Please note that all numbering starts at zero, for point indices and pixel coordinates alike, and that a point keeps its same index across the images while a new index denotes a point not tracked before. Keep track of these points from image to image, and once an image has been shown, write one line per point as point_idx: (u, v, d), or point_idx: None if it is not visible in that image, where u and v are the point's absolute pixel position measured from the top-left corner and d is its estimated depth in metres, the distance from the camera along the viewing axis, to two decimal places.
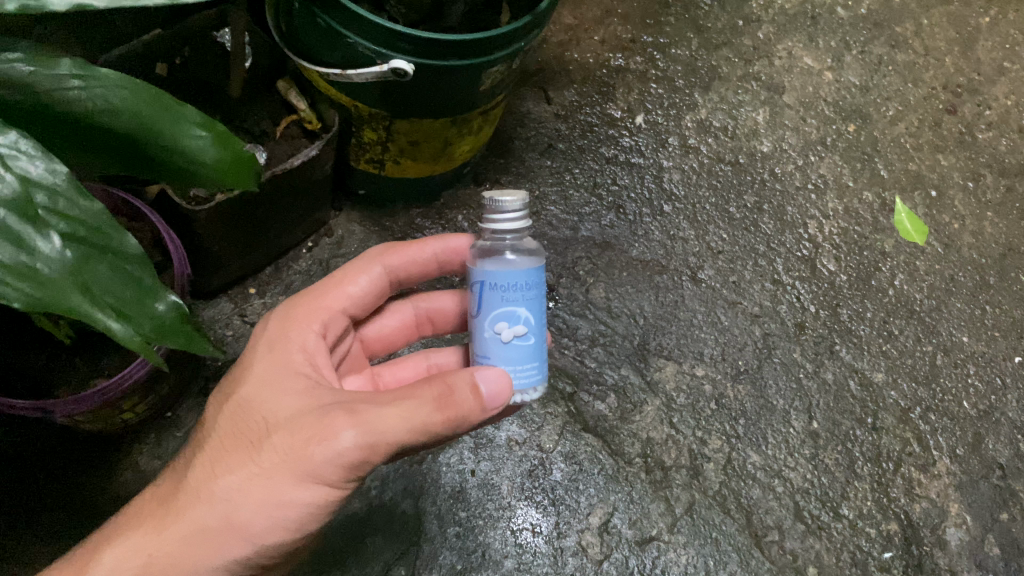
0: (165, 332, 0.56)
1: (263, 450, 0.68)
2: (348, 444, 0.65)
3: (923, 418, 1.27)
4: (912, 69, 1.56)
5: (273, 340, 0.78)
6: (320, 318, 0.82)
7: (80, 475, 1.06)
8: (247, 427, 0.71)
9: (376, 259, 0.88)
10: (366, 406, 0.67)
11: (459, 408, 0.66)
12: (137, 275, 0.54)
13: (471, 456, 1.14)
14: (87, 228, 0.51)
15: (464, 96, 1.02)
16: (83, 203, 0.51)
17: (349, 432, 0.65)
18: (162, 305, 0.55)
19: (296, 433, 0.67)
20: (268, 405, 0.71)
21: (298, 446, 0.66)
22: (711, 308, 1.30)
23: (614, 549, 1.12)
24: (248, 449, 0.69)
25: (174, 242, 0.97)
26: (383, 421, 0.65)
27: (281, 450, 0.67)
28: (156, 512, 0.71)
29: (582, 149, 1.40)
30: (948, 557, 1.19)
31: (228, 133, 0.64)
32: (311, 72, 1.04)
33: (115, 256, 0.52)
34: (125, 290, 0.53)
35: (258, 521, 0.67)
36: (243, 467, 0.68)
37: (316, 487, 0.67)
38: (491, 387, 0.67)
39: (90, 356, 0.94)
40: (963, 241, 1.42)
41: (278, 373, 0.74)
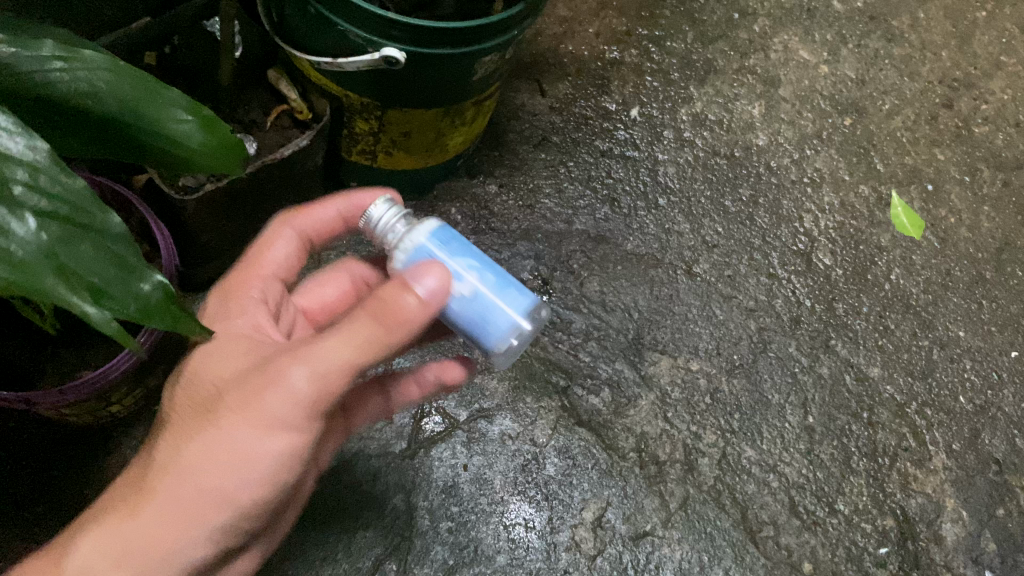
0: (152, 312, 0.52)
1: (210, 402, 0.66)
2: (294, 378, 0.62)
3: (919, 413, 1.26)
4: (908, 63, 1.56)
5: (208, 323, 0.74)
6: (256, 286, 0.79)
7: (66, 471, 1.05)
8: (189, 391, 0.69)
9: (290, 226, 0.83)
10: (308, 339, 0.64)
11: (396, 315, 0.61)
12: (122, 254, 0.52)
13: (464, 451, 1.13)
14: (68, 206, 0.50)
15: (456, 85, 1.01)
16: (66, 180, 0.50)
17: (301, 369, 0.62)
18: (147, 284, 0.52)
19: (249, 385, 0.64)
20: (209, 368, 0.69)
21: (242, 389, 0.64)
22: (706, 302, 1.29)
23: (607, 544, 1.11)
24: (200, 413, 0.66)
25: (162, 232, 0.95)
26: (325, 351, 0.61)
27: (236, 403, 0.64)
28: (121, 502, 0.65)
29: (577, 142, 1.39)
30: (945, 552, 1.18)
31: (213, 116, 0.65)
32: (302, 61, 1.03)
33: (96, 235, 0.51)
34: (107, 268, 0.51)
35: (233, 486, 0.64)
36: (201, 434, 0.65)
37: (269, 429, 0.64)
38: (431, 286, 0.62)
39: (76, 348, 0.93)
40: (959, 235, 1.42)
41: (223, 343, 0.71)
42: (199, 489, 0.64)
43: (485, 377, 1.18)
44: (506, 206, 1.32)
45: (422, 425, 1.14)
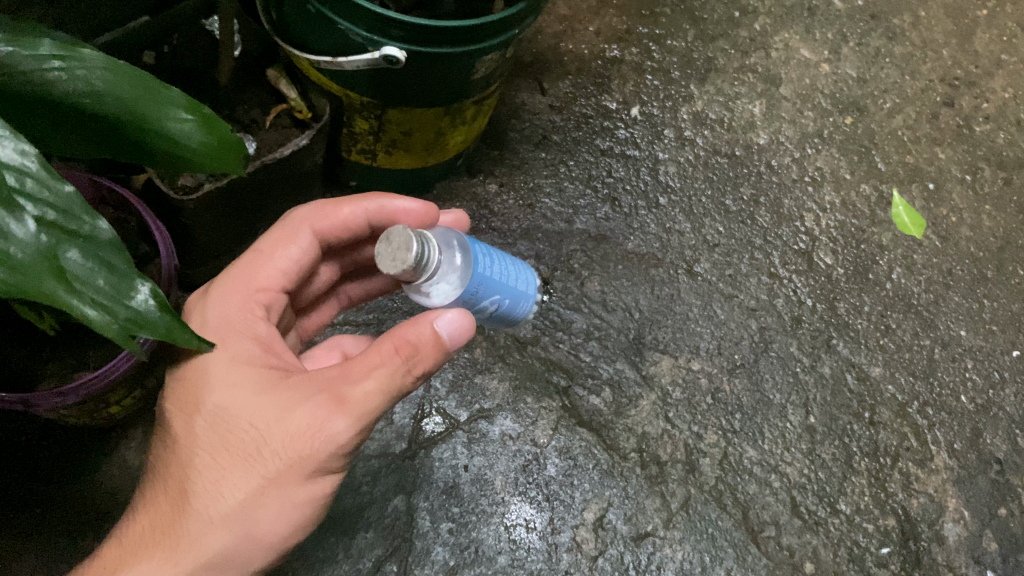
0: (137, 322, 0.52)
1: (249, 443, 0.68)
2: (343, 427, 0.66)
3: (921, 412, 1.26)
4: (910, 61, 1.55)
5: (218, 334, 0.73)
6: (261, 301, 0.77)
7: (64, 472, 1.04)
8: (212, 420, 0.69)
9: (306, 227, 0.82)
10: (343, 379, 0.68)
11: (422, 357, 0.68)
12: (109, 261, 0.51)
13: (464, 451, 1.13)
14: (58, 211, 0.49)
15: (457, 85, 1.00)
16: (55, 185, 0.49)
17: (344, 420, 0.67)
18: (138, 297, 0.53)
19: (288, 432, 0.67)
20: (234, 398, 0.69)
21: (278, 432, 0.67)
22: (707, 301, 1.29)
23: (609, 545, 1.11)
24: (239, 457, 0.68)
25: (162, 233, 0.95)
26: (365, 401, 0.67)
27: (279, 451, 0.67)
28: (165, 543, 0.68)
29: (577, 141, 1.38)
30: (946, 552, 1.18)
31: (213, 116, 0.65)
32: (301, 60, 1.02)
33: (85, 242, 0.51)
34: (96, 276, 0.51)
35: (277, 527, 0.69)
36: (244, 478, 0.67)
37: (313, 470, 0.68)
38: (454, 321, 0.70)
39: (75, 349, 0.92)
40: (961, 234, 1.41)
41: (238, 371, 0.71)
42: (248, 530, 0.68)
43: (485, 377, 1.18)
44: (506, 206, 1.31)
45: (422, 425, 1.13)
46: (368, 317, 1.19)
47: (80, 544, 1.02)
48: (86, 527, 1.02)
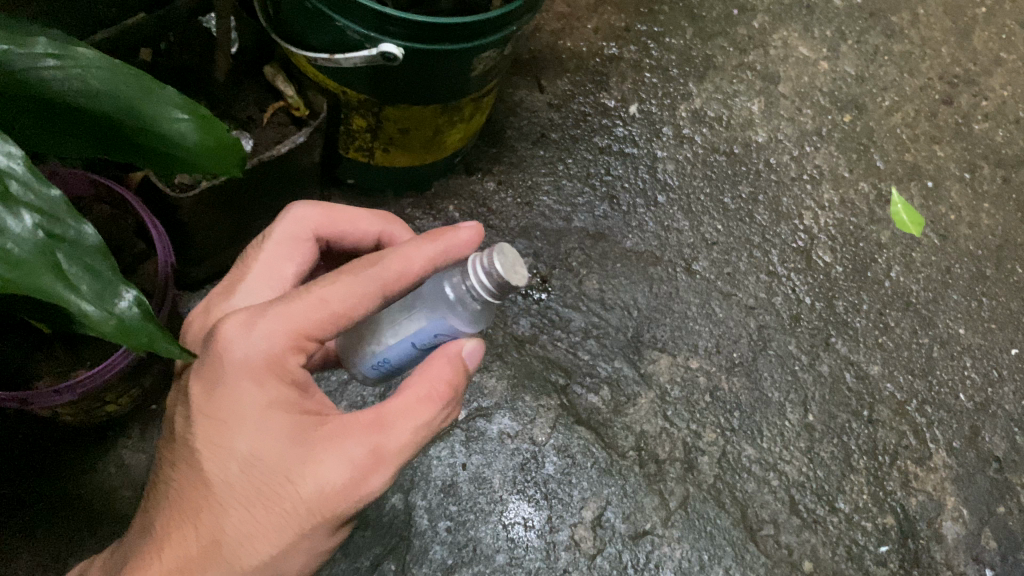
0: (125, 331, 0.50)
1: (287, 498, 0.63)
2: (381, 481, 0.65)
3: (919, 411, 1.26)
4: (908, 59, 1.55)
5: (257, 372, 0.64)
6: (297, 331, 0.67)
7: (60, 471, 1.04)
8: (245, 469, 0.63)
9: (370, 266, 0.67)
10: (383, 430, 0.65)
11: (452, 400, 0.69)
12: (94, 266, 0.50)
13: (462, 450, 1.12)
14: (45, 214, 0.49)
15: (455, 82, 1.00)
16: (42, 188, 0.49)
17: (386, 475, 0.65)
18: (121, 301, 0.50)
19: (334, 491, 0.63)
20: (271, 447, 0.63)
21: (319, 492, 0.63)
22: (706, 299, 1.29)
23: (607, 543, 1.10)
24: (276, 514, 0.63)
25: (158, 231, 0.94)
26: (403, 452, 0.66)
27: (319, 509, 0.63)
28: None
29: (575, 138, 1.38)
30: (945, 551, 1.18)
31: (211, 117, 0.64)
32: (298, 57, 1.02)
33: (69, 246, 0.49)
34: (82, 281, 0.49)
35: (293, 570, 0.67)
36: (277, 534, 0.63)
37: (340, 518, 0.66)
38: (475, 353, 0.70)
39: (71, 347, 0.92)
40: (959, 232, 1.41)
41: (277, 418, 0.64)
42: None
43: (484, 375, 1.17)
44: (504, 204, 1.31)
45: None
46: None
47: (77, 544, 1.01)
48: (83, 527, 1.02)
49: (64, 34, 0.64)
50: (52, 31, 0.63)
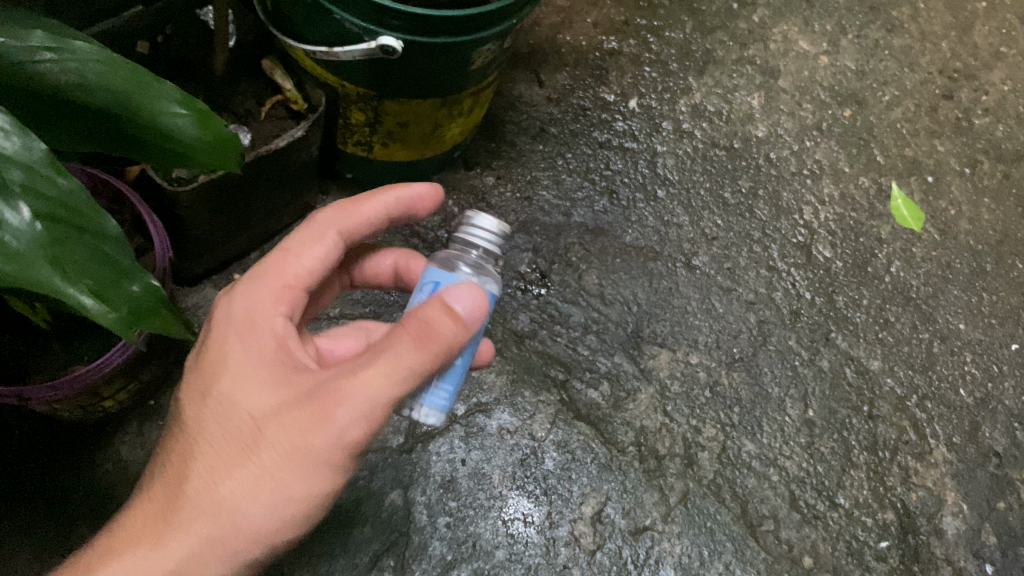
0: (137, 315, 0.55)
1: (252, 437, 0.63)
2: (344, 416, 0.61)
3: (919, 406, 1.26)
4: (908, 54, 1.55)
5: (239, 322, 0.69)
6: (292, 297, 0.72)
7: (57, 468, 1.03)
8: (216, 409, 0.65)
9: (331, 223, 0.76)
10: (350, 372, 0.62)
11: (438, 341, 0.62)
12: (115, 255, 0.53)
13: (462, 445, 1.12)
14: (66, 207, 0.50)
15: (454, 74, 0.99)
16: (60, 180, 0.50)
17: (345, 410, 0.61)
18: (135, 285, 0.55)
19: (290, 425, 0.62)
20: (239, 386, 0.65)
21: (285, 437, 0.62)
22: (706, 295, 1.28)
23: (607, 539, 1.10)
24: (239, 449, 0.63)
25: (156, 225, 0.94)
26: (369, 388, 0.61)
27: (278, 444, 0.62)
28: (152, 533, 0.63)
29: (575, 133, 1.38)
30: (945, 546, 1.17)
31: (209, 112, 0.64)
32: (297, 50, 1.01)
33: (91, 236, 0.52)
34: (101, 268, 0.52)
35: (266, 523, 0.63)
36: (238, 470, 0.63)
37: (314, 467, 0.63)
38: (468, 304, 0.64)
39: (68, 341, 0.91)
40: (959, 227, 1.41)
41: (252, 362, 0.66)
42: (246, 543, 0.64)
43: (483, 371, 1.17)
44: (504, 198, 1.30)
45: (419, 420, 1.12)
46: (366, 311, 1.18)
47: (75, 541, 1.01)
48: (80, 525, 1.01)
49: (54, 25, 0.64)
50: (45, 21, 0.62)
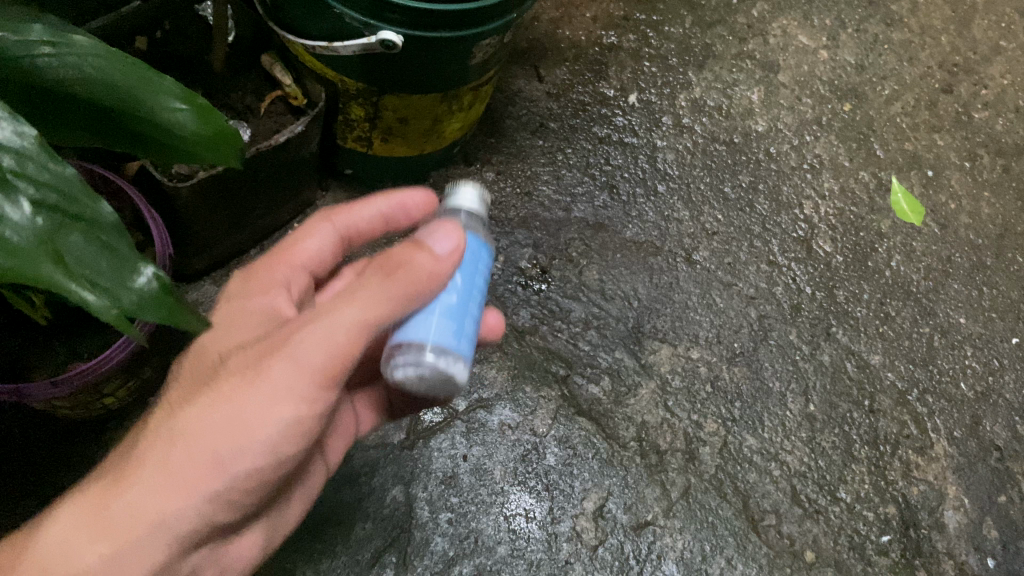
0: (145, 307, 0.53)
1: (222, 369, 0.63)
2: (312, 334, 0.60)
3: (920, 400, 1.26)
4: (908, 48, 1.55)
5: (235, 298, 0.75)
6: (282, 276, 0.78)
7: (57, 467, 1.03)
8: (203, 358, 0.67)
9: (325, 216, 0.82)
10: (327, 302, 0.63)
11: (409, 265, 0.61)
12: (115, 244, 0.52)
13: (463, 441, 1.12)
14: (62, 194, 0.49)
15: (454, 70, 0.99)
16: (55, 166, 0.49)
17: (309, 333, 0.61)
18: (140, 277, 0.53)
19: (257, 352, 0.62)
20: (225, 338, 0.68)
21: (261, 359, 0.61)
22: (707, 289, 1.28)
23: (609, 534, 1.10)
24: (207, 380, 0.63)
25: (155, 221, 0.93)
26: (341, 311, 0.61)
27: (244, 369, 0.61)
28: (112, 468, 0.61)
29: (574, 128, 1.37)
30: (946, 540, 1.17)
31: (209, 107, 0.64)
32: (296, 45, 1.01)
33: (88, 226, 0.51)
34: (100, 260, 0.51)
35: (224, 449, 0.60)
36: (201, 396, 0.61)
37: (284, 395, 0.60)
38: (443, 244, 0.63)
39: (69, 340, 0.91)
40: (959, 221, 1.41)
41: (241, 321, 0.72)
42: (221, 474, 0.60)
43: (484, 367, 1.17)
44: (504, 194, 1.30)
45: (420, 416, 1.12)
46: None
47: None
48: None
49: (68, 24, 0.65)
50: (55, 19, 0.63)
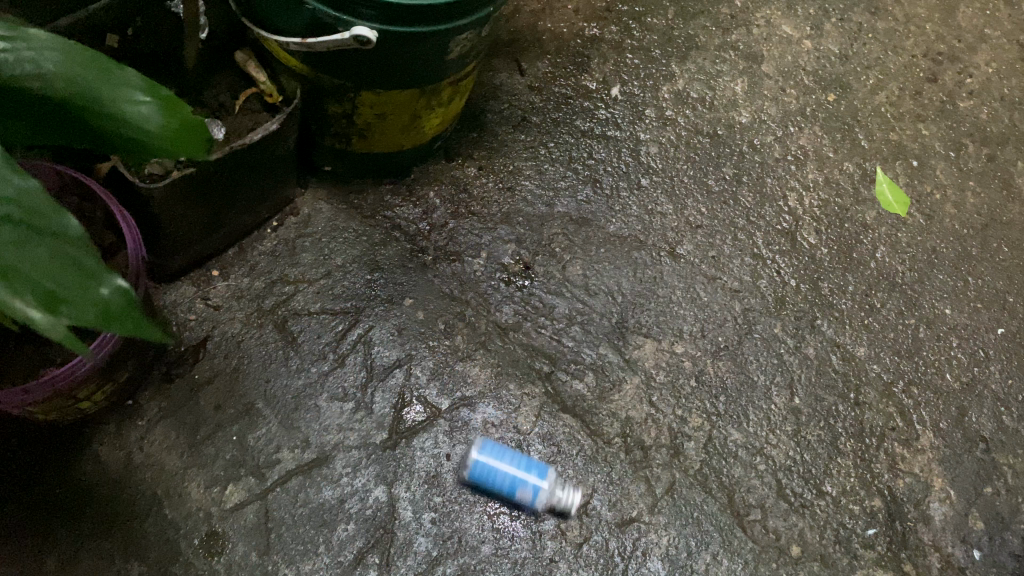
0: (108, 318, 0.56)
1: None
2: None
3: (906, 392, 1.25)
4: (892, 37, 1.56)
5: None
6: None
7: (30, 472, 1.00)
8: None
9: None
10: None
11: None
12: (79, 257, 0.55)
13: (446, 440, 1.11)
14: (24, 207, 0.53)
15: (430, 66, 0.98)
16: (18, 181, 0.53)
17: None
18: (105, 290, 0.56)
19: None
20: None
21: None
22: (690, 283, 1.27)
23: (593, 532, 1.09)
24: None
25: (128, 224, 0.92)
26: None
27: None
28: None
29: (557, 122, 1.36)
30: (933, 533, 1.16)
31: (173, 98, 0.63)
32: (271, 43, 0.99)
33: (55, 238, 0.54)
34: (62, 274, 0.55)
35: None
36: None
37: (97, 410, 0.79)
38: None
39: (40, 344, 0.91)
40: (944, 211, 1.40)
41: None
42: None
43: (466, 364, 1.16)
44: (486, 189, 1.29)
45: (402, 415, 1.11)
46: (347, 305, 1.17)
47: (49, 545, 0.97)
48: (57, 528, 0.98)
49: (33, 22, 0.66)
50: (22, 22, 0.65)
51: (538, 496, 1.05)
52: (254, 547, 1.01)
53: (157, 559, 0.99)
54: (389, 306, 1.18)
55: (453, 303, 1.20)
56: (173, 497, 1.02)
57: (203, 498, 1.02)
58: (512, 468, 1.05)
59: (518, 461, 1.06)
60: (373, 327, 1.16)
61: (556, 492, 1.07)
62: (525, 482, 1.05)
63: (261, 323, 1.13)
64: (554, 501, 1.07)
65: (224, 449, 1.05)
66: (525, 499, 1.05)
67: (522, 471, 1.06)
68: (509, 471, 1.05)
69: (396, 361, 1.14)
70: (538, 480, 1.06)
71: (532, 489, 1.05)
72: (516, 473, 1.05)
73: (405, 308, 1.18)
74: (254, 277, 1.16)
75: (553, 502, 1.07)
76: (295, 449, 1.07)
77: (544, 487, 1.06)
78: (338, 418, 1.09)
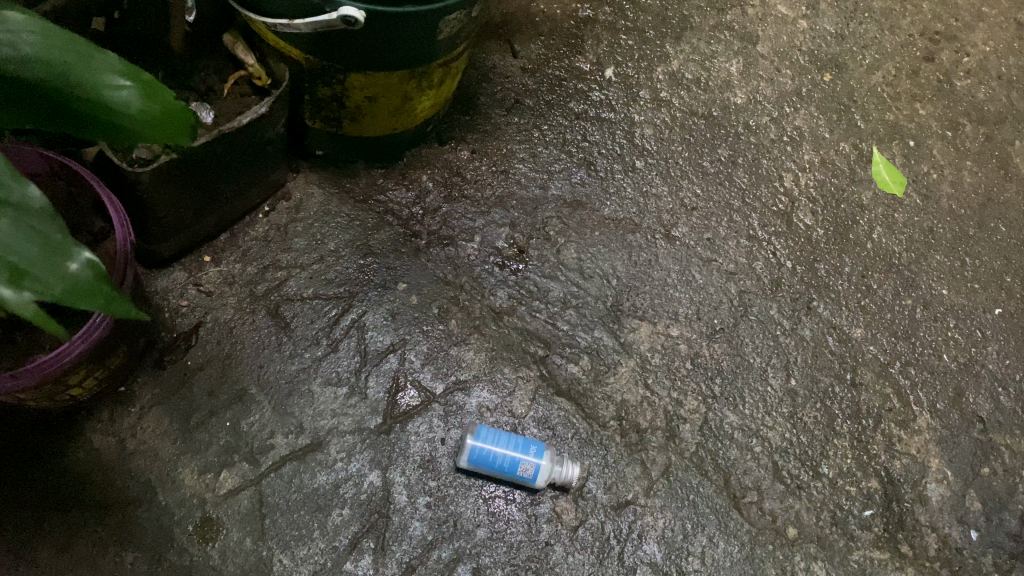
0: (78, 293, 0.58)
1: None
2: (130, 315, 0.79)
3: (903, 373, 1.25)
4: (889, 17, 1.55)
5: None
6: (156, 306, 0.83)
7: (23, 460, 1.00)
8: None
9: None
10: None
11: None
12: (43, 230, 0.57)
13: (441, 424, 1.10)
14: None
15: (420, 47, 0.96)
16: None
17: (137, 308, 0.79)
18: (74, 264, 0.58)
19: None
20: None
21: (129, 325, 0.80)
22: (686, 266, 1.26)
23: (589, 515, 1.08)
24: None
25: (116, 207, 0.91)
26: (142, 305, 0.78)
27: None
28: None
29: (550, 104, 1.36)
30: (930, 513, 1.16)
31: (153, 82, 0.63)
32: (258, 25, 0.98)
33: (18, 211, 0.56)
34: (30, 245, 0.57)
35: None
36: None
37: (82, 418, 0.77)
38: None
39: (30, 330, 0.91)
40: (941, 191, 1.40)
41: None
42: None
43: (461, 349, 1.15)
44: (479, 172, 1.28)
45: (397, 400, 1.10)
46: (340, 290, 1.16)
47: (43, 533, 0.97)
48: (51, 515, 0.98)
49: None
50: None
51: (538, 473, 1.05)
52: (249, 533, 1.01)
53: (152, 546, 0.99)
54: (383, 290, 1.17)
55: (447, 287, 1.19)
56: (167, 483, 1.02)
57: (198, 484, 1.02)
58: (510, 450, 1.05)
59: (514, 441, 1.06)
60: (366, 312, 1.15)
61: (555, 467, 1.07)
62: (525, 463, 1.05)
63: (253, 308, 1.13)
64: (554, 475, 1.07)
65: (218, 435, 1.05)
66: (526, 477, 1.05)
67: (521, 451, 1.05)
68: (507, 454, 1.04)
69: (389, 345, 1.14)
70: (537, 460, 1.05)
71: (532, 465, 1.05)
72: (514, 455, 1.04)
73: (399, 292, 1.18)
74: (246, 262, 1.15)
75: (552, 478, 1.07)
76: (289, 435, 1.06)
77: (543, 464, 1.06)
78: (332, 403, 1.09)
